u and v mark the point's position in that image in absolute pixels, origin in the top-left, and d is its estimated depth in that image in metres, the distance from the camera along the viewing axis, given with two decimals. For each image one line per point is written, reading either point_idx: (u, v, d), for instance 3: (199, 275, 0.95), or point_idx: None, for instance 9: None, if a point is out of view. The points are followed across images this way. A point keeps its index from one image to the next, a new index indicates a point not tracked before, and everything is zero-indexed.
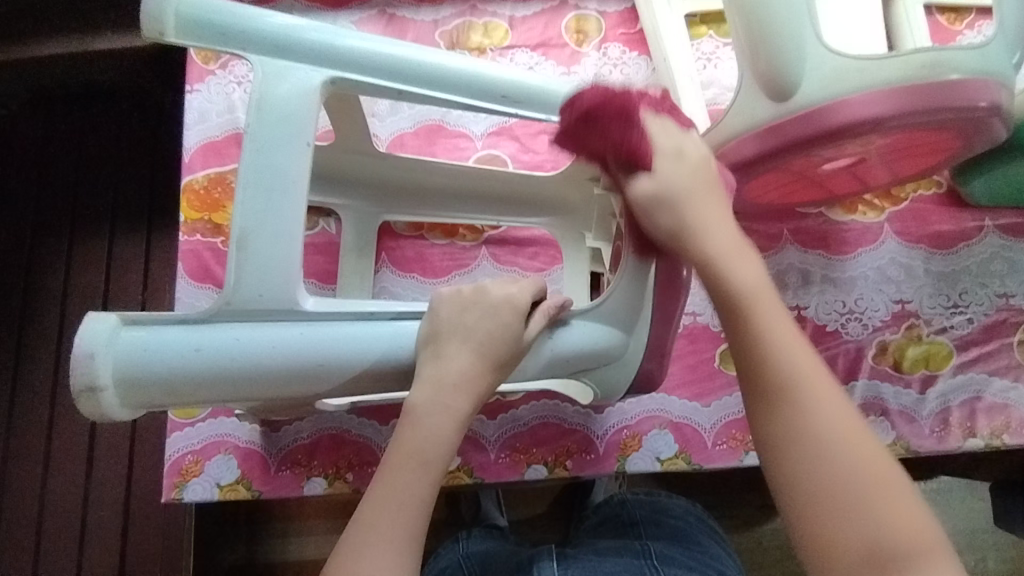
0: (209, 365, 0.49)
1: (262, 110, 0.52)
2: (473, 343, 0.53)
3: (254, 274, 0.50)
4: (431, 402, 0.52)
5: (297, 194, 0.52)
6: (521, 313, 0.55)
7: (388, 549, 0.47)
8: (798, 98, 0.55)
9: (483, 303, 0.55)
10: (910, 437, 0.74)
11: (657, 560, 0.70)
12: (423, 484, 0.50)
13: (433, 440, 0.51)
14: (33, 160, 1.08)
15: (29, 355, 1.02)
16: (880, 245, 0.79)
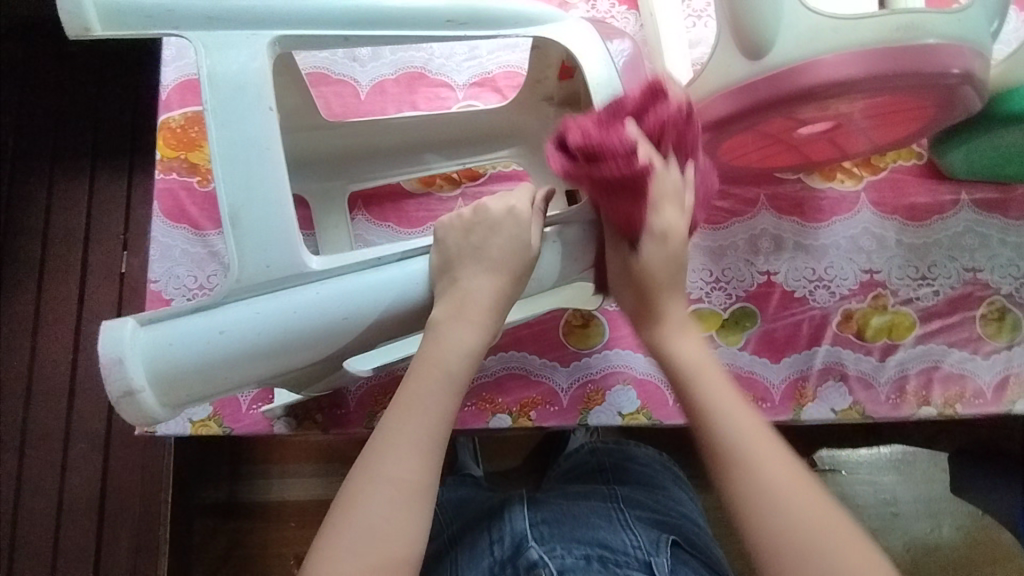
0: (235, 344, 0.49)
1: (216, 85, 0.49)
2: (488, 264, 0.53)
3: (253, 246, 0.49)
4: (453, 319, 0.52)
5: (275, 159, 0.50)
6: (522, 224, 0.55)
7: (408, 457, 0.48)
8: (773, 56, 0.54)
9: (489, 223, 0.55)
10: (866, 402, 0.76)
11: (624, 502, 0.71)
12: (445, 401, 0.51)
13: (458, 349, 0.52)
14: (11, 93, 1.07)
15: (10, 288, 1.02)
16: (855, 214, 0.79)
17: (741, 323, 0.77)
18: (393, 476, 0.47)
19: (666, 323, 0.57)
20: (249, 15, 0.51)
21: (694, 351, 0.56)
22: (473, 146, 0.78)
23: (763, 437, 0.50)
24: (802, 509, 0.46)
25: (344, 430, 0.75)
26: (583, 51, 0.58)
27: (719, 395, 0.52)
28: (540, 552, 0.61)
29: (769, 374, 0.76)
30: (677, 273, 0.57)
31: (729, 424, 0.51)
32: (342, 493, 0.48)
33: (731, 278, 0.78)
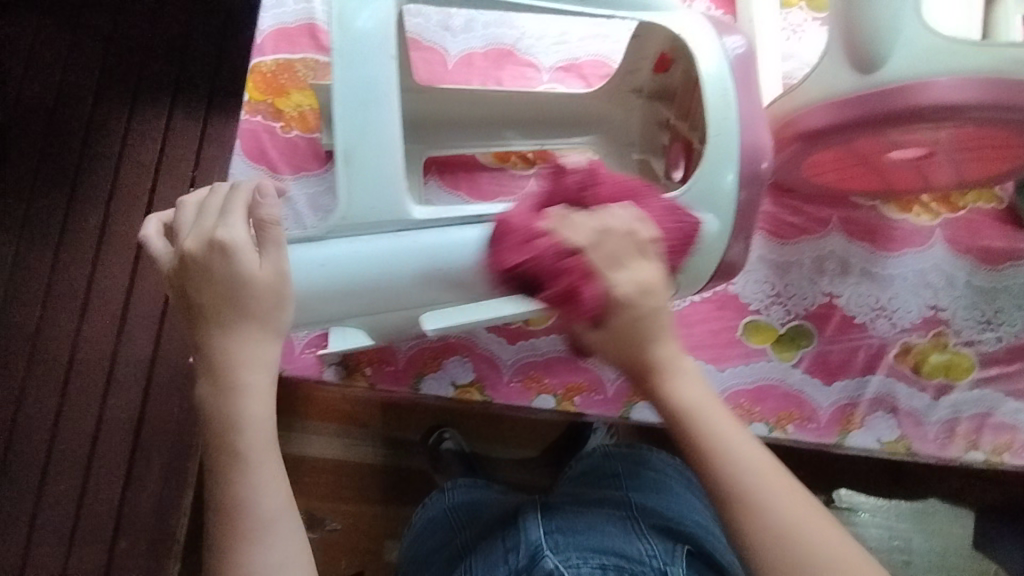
0: (335, 277, 0.55)
1: (345, 36, 0.55)
2: (231, 316, 0.50)
3: (361, 188, 0.55)
4: (226, 371, 0.49)
5: (390, 106, 0.56)
6: (248, 276, 0.50)
7: (267, 501, 0.47)
8: (883, 73, 0.54)
9: (193, 261, 0.50)
10: (913, 438, 0.75)
11: (638, 510, 0.68)
12: (265, 443, 0.49)
13: (244, 424, 0.48)
14: (104, 22, 1.10)
15: (80, 209, 1.06)
16: (927, 249, 0.78)
17: (796, 340, 0.76)
18: (262, 522, 0.46)
19: (669, 373, 0.47)
20: None
21: (701, 399, 0.47)
22: (552, 128, 0.79)
23: (787, 492, 0.44)
24: (845, 571, 0.41)
25: (391, 387, 0.76)
26: (694, 37, 0.57)
27: (742, 450, 0.45)
28: (556, 562, 0.58)
29: (819, 396, 0.75)
30: (650, 332, 0.47)
31: (765, 492, 0.43)
32: (214, 543, 0.47)
33: (792, 295, 0.77)
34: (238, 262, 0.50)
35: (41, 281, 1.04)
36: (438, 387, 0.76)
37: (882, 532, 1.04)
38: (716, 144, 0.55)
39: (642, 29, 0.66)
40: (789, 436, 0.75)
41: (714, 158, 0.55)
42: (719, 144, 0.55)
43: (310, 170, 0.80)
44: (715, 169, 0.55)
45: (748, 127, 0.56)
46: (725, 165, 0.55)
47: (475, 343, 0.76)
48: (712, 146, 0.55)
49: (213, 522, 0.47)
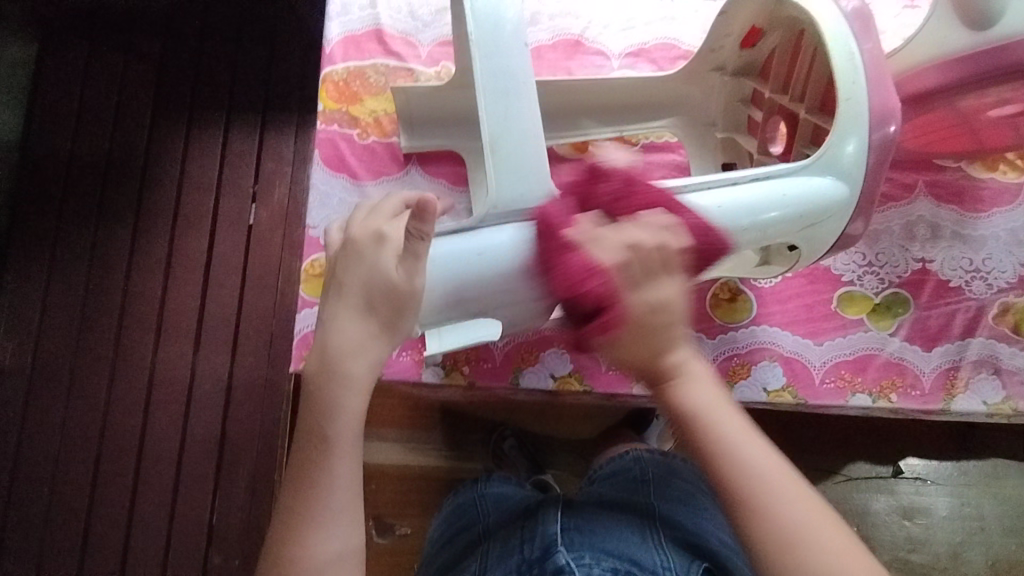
0: (491, 266, 0.56)
1: (479, 26, 0.56)
2: (355, 306, 0.50)
3: (510, 175, 0.55)
4: (330, 357, 0.49)
5: (528, 93, 0.56)
6: (376, 275, 0.50)
7: (336, 495, 0.46)
8: (999, 28, 0.55)
9: (348, 250, 0.52)
10: (1018, 398, 0.74)
11: (661, 521, 0.64)
12: (348, 431, 0.48)
13: (330, 415, 0.48)
14: (154, 45, 1.11)
15: (145, 232, 1.07)
16: (1017, 207, 0.77)
17: (893, 308, 0.76)
18: (330, 508, 0.46)
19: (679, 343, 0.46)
20: None
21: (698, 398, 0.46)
22: (628, 112, 0.79)
23: (762, 457, 0.44)
24: (807, 516, 0.42)
25: (490, 383, 0.76)
26: (812, 3, 0.59)
27: (703, 402, 0.46)
28: (566, 559, 0.57)
29: (920, 362, 0.75)
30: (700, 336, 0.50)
31: (755, 465, 0.44)
32: (280, 522, 0.47)
33: (884, 263, 0.77)
34: (379, 255, 0.51)
35: (114, 305, 1.05)
36: (537, 379, 0.76)
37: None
38: (847, 108, 0.56)
39: (732, 5, 0.66)
40: (894, 404, 0.74)
41: (846, 122, 0.56)
42: (851, 108, 0.56)
43: (389, 174, 0.80)
44: (843, 136, 0.57)
45: (876, 89, 0.57)
46: (852, 131, 0.56)
47: None
48: (844, 111, 0.56)
49: (285, 497, 0.48)
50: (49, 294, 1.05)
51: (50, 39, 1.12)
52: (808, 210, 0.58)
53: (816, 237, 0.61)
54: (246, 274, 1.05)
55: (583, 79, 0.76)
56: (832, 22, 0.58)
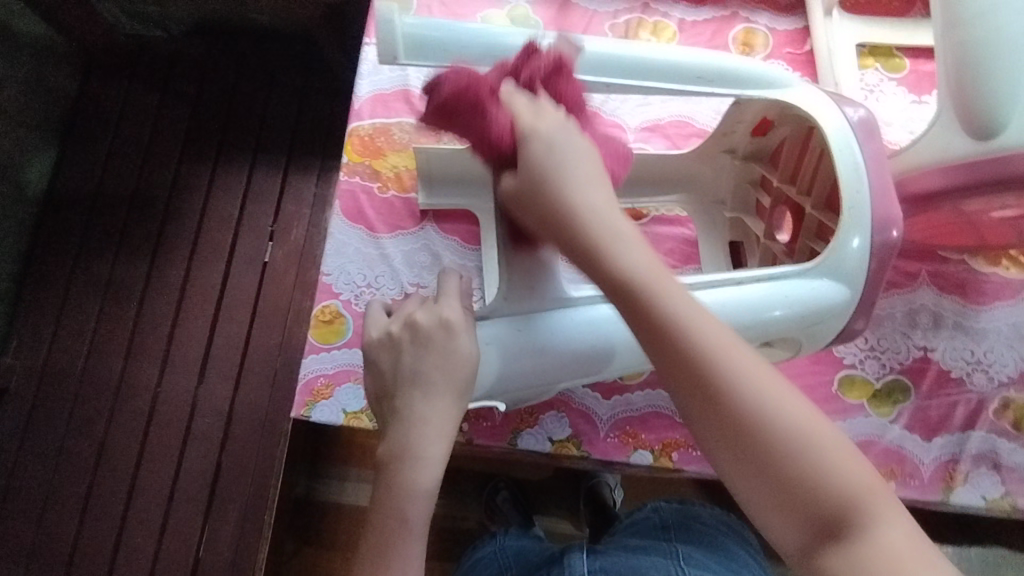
0: (508, 351, 0.60)
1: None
2: (431, 386, 0.52)
3: (525, 270, 0.60)
4: (407, 435, 0.51)
5: None
6: (450, 354, 0.53)
7: (413, 573, 0.48)
8: (1003, 138, 0.57)
9: (413, 336, 0.53)
10: (1018, 495, 0.73)
11: (685, 560, 0.66)
12: (421, 509, 0.49)
13: (412, 495, 0.49)
14: (191, 85, 1.16)
15: (163, 261, 1.09)
16: (1019, 301, 0.79)
17: (893, 395, 0.76)
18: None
19: (610, 240, 0.44)
20: None
21: (673, 293, 0.43)
22: (644, 186, 0.81)
23: (724, 344, 0.41)
24: (796, 420, 0.39)
25: (489, 442, 0.76)
26: (819, 111, 0.62)
27: (711, 340, 0.41)
28: None
29: (921, 452, 0.74)
30: (565, 185, 0.46)
31: (702, 343, 0.41)
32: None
33: (886, 348, 0.78)
34: (452, 345, 0.53)
35: (123, 332, 1.06)
36: (535, 442, 0.76)
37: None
38: (851, 214, 0.58)
39: (743, 101, 0.69)
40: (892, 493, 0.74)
41: (849, 224, 0.58)
42: (854, 213, 0.59)
43: (405, 228, 0.83)
44: (847, 234, 0.59)
45: (879, 198, 0.59)
46: (856, 230, 0.59)
47: (571, 398, 0.77)
48: (847, 216, 0.58)
49: (359, 568, 0.48)
50: (62, 318, 1.07)
51: (93, 73, 1.17)
52: (812, 306, 0.59)
53: (817, 331, 0.62)
54: (256, 309, 1.07)
55: None
56: (838, 132, 0.60)
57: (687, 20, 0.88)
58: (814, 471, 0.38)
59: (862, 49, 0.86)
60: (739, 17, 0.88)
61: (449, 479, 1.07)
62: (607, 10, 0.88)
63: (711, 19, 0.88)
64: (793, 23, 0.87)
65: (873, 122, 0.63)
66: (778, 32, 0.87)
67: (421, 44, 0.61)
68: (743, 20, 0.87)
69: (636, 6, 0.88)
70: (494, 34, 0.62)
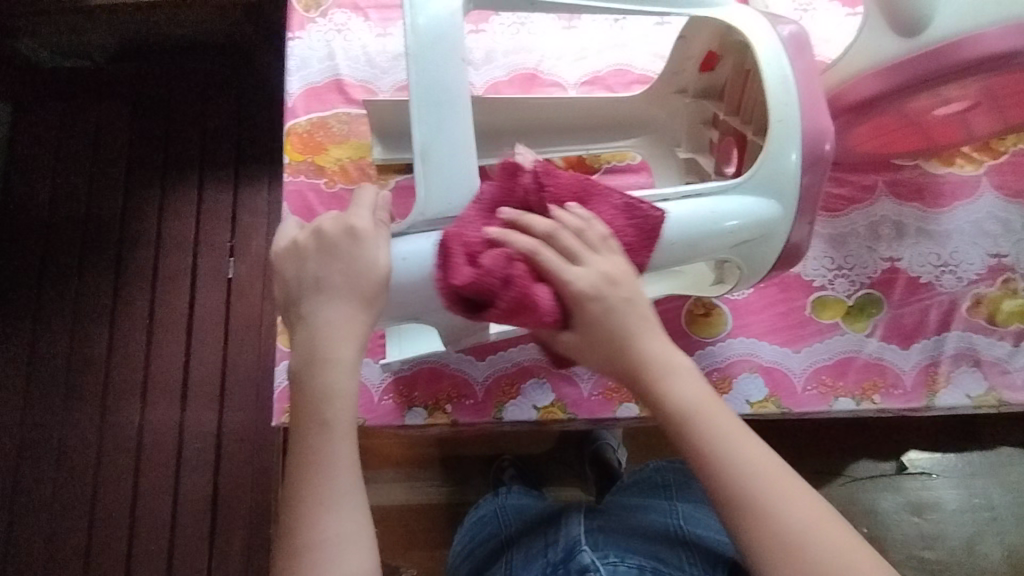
0: (415, 273, 0.55)
1: (419, 36, 0.55)
2: (341, 291, 0.51)
3: (440, 185, 0.55)
4: (317, 337, 0.51)
5: (462, 104, 0.55)
6: (358, 260, 0.52)
7: (344, 474, 0.48)
8: (933, 32, 0.55)
9: (319, 245, 0.52)
10: (1002, 388, 0.74)
11: (683, 520, 0.68)
12: (343, 412, 0.49)
13: (331, 398, 0.49)
14: (124, 109, 1.13)
15: (126, 293, 1.07)
16: (978, 199, 0.78)
17: (866, 309, 0.76)
18: (339, 488, 0.48)
19: (666, 372, 0.51)
20: None
21: (697, 392, 0.51)
22: (591, 131, 0.81)
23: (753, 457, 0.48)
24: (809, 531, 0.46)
25: (473, 419, 0.75)
26: (750, 27, 0.60)
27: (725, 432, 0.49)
28: (593, 558, 0.60)
29: (900, 361, 0.75)
30: (612, 333, 0.52)
31: (731, 447, 0.49)
32: (294, 496, 0.48)
33: (854, 265, 0.77)
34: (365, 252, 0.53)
35: (98, 372, 1.05)
36: (520, 412, 0.75)
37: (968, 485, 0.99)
38: (780, 128, 0.58)
39: (689, 28, 0.69)
40: (877, 406, 0.74)
41: (779, 140, 0.58)
42: (782, 128, 0.58)
43: None
44: (782, 147, 0.58)
45: (809, 112, 0.58)
46: (789, 145, 0.58)
47: (550, 362, 0.77)
48: (775, 130, 0.58)
49: (291, 483, 0.48)
50: (32, 368, 1.05)
51: (22, 112, 1.13)
52: (749, 222, 0.59)
53: (753, 255, 0.62)
54: (229, 329, 1.05)
55: (540, 110, 0.79)
56: (768, 45, 0.59)
57: None
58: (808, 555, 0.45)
59: None
60: None
61: (451, 465, 1.07)
62: None
63: None
64: None
65: (806, 38, 0.62)
66: None
67: None
68: None
69: None
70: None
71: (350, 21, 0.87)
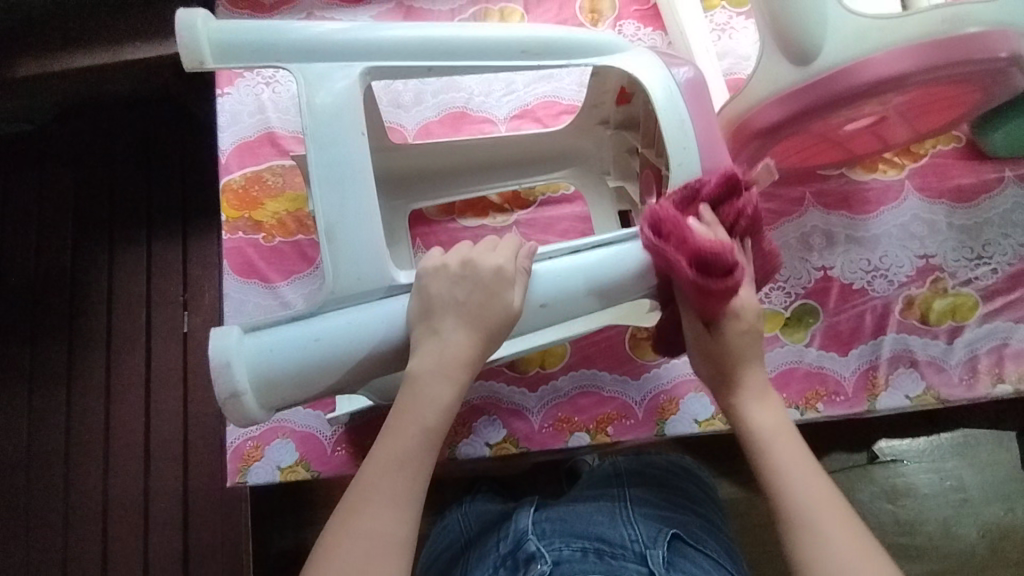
0: (328, 352, 0.56)
1: (315, 115, 0.57)
2: (463, 315, 0.56)
3: (348, 260, 0.57)
4: (429, 375, 0.54)
5: (363, 180, 0.58)
6: (483, 288, 0.56)
7: (400, 525, 0.50)
8: (822, 61, 0.58)
9: (467, 273, 0.57)
10: (940, 386, 0.76)
11: (632, 502, 0.68)
12: (417, 457, 0.53)
13: (413, 449, 0.53)
14: (65, 171, 1.13)
15: (81, 356, 1.06)
16: (902, 202, 0.80)
17: (804, 320, 0.78)
18: (391, 535, 0.49)
19: (754, 394, 0.59)
20: (346, 48, 0.59)
21: (773, 417, 0.58)
22: (523, 166, 0.82)
23: (813, 482, 0.53)
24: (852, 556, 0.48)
25: None
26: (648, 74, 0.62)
27: (786, 457, 0.55)
28: (537, 545, 0.61)
29: (840, 367, 0.77)
30: (739, 354, 0.59)
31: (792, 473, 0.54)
32: (343, 530, 0.49)
33: (788, 277, 0.79)
34: (435, 329, 0.55)
35: (58, 440, 1.04)
36: (473, 450, 0.76)
37: (934, 471, 1.01)
38: (681, 170, 0.60)
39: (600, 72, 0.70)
40: (821, 414, 0.76)
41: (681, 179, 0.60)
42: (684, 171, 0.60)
43: (300, 272, 0.82)
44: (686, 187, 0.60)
45: (708, 152, 0.61)
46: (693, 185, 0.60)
47: (499, 399, 0.78)
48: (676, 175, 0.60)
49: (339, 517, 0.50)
50: None
51: None
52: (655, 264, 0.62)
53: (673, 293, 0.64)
54: (188, 383, 1.05)
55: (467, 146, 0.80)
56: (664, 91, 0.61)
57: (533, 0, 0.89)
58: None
59: None
60: None
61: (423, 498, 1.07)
62: (451, 7, 0.90)
63: None
64: None
65: (701, 81, 0.64)
66: None
67: (230, 44, 0.57)
68: None
69: None
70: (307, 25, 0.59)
71: (279, 74, 0.88)
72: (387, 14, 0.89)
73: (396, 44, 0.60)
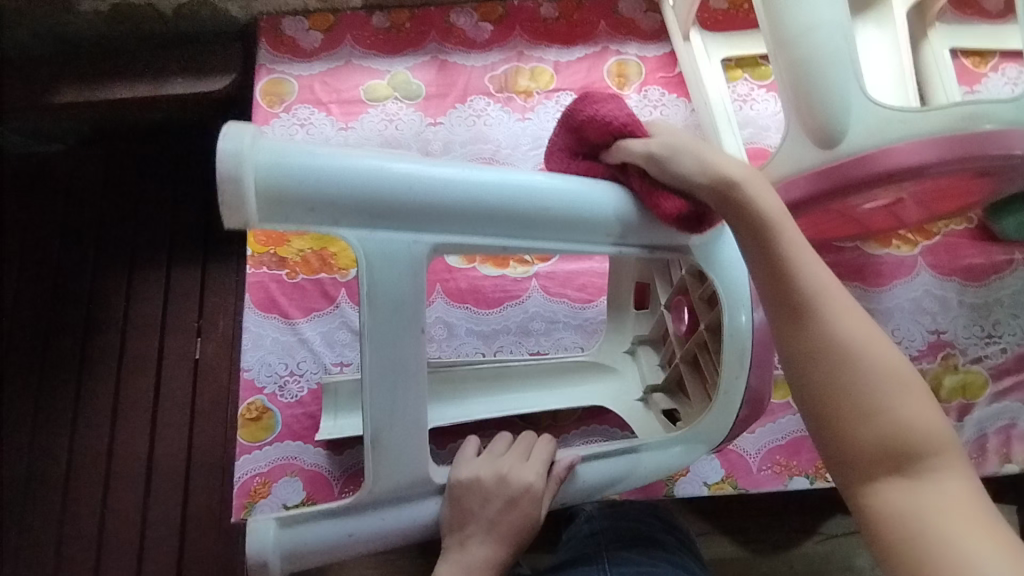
0: (362, 544, 0.55)
1: (376, 308, 0.51)
2: (494, 534, 0.57)
3: (388, 467, 0.54)
4: None
5: (416, 382, 0.53)
6: (524, 509, 0.58)
7: None
8: (844, 146, 0.61)
9: (503, 488, 0.58)
10: None
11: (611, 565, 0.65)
12: None
13: None
14: (93, 192, 1.15)
15: (91, 377, 1.07)
16: (915, 277, 0.82)
17: None
18: None
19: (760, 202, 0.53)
20: (410, 220, 0.51)
21: (773, 201, 0.53)
22: None
23: (844, 307, 0.50)
24: (887, 379, 0.48)
25: None
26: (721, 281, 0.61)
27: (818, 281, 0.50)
28: None
29: None
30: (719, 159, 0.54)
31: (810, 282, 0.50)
32: None
33: None
34: (462, 543, 0.56)
35: (60, 461, 1.03)
36: None
37: None
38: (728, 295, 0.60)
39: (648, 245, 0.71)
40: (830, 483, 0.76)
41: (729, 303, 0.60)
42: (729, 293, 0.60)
43: (320, 309, 0.83)
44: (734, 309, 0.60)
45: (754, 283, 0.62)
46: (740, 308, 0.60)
47: None
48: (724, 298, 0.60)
49: None
50: None
51: None
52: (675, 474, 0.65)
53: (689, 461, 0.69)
54: (194, 411, 1.05)
55: None
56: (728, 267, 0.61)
57: (562, 61, 0.93)
58: (900, 433, 0.47)
59: (729, 63, 0.91)
60: (610, 51, 0.93)
61: None
62: (483, 62, 0.93)
63: (584, 56, 0.93)
64: (662, 49, 0.93)
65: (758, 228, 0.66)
66: (648, 59, 0.92)
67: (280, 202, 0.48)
68: (614, 53, 0.93)
69: (512, 55, 0.93)
70: (372, 171, 0.50)
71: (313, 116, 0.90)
72: (423, 64, 0.93)
73: (470, 215, 0.52)
